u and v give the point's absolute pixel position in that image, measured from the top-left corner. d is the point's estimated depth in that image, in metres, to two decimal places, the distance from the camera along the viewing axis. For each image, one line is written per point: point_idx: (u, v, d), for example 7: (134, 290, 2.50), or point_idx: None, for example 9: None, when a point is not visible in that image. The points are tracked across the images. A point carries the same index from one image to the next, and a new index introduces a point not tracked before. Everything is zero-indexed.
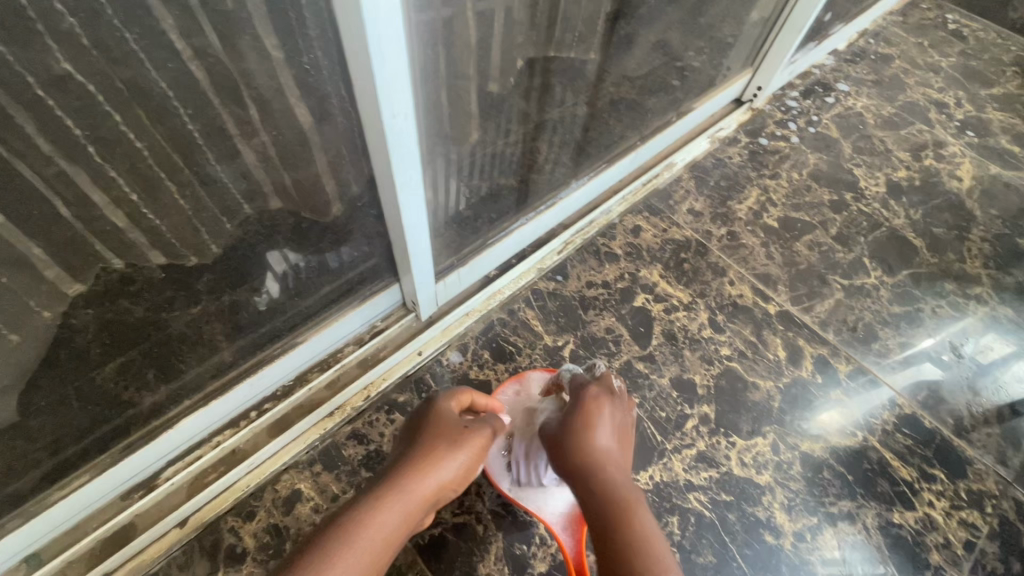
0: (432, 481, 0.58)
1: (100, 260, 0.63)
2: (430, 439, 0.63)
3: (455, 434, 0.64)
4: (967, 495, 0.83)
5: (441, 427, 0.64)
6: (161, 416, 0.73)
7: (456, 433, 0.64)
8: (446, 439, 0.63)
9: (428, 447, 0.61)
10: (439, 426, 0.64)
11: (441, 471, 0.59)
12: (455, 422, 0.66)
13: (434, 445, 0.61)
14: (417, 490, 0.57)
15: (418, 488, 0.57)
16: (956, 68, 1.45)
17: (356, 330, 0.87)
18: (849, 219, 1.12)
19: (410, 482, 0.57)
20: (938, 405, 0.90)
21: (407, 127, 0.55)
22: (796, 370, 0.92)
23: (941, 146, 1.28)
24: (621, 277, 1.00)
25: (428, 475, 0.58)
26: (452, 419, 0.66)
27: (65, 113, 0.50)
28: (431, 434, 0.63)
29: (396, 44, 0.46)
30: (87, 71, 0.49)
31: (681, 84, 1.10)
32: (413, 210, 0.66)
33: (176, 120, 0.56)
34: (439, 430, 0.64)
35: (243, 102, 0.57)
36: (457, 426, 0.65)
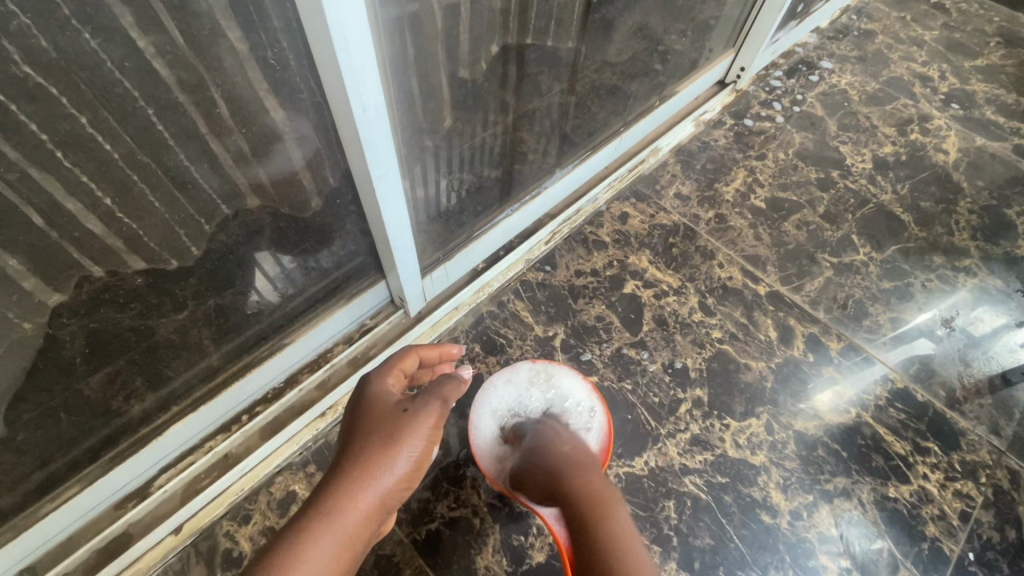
0: (373, 492, 0.52)
1: (77, 269, 0.61)
2: (369, 437, 0.55)
3: (395, 424, 0.56)
4: (961, 466, 0.83)
5: (380, 419, 0.57)
6: (150, 424, 0.73)
7: (395, 429, 0.55)
8: (388, 434, 0.55)
9: (369, 449, 0.54)
10: (379, 416, 0.57)
11: (383, 475, 0.53)
12: (393, 408, 0.58)
13: (368, 449, 0.54)
14: (356, 511, 0.50)
15: (348, 510, 0.50)
16: (939, 41, 1.45)
17: (345, 329, 0.86)
18: (836, 197, 1.12)
19: (342, 502, 0.50)
20: (930, 378, 0.91)
21: (380, 119, 0.54)
22: (788, 349, 0.92)
23: (926, 120, 1.27)
24: (610, 264, 1.00)
25: (362, 492, 0.51)
26: (390, 401, 0.59)
27: (29, 118, 0.49)
28: (371, 416, 0.57)
29: (362, 34, 0.45)
30: (51, 73, 0.47)
31: (662, 67, 1.09)
32: (393, 205, 0.65)
33: (143, 119, 0.54)
34: (380, 424, 0.56)
35: (210, 98, 0.56)
36: (396, 413, 0.57)
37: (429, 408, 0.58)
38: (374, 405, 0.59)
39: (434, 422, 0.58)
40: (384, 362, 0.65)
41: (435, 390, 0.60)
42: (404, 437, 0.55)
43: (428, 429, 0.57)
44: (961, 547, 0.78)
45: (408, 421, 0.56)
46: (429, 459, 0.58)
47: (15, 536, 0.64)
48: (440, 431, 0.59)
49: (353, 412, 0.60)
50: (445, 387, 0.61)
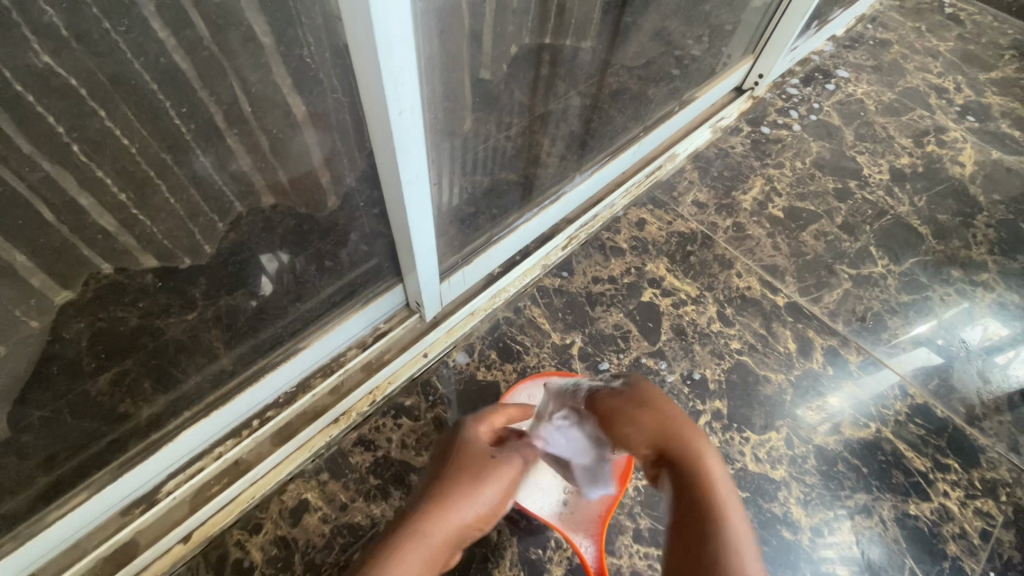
0: (465, 517, 0.51)
1: (87, 267, 0.63)
2: (460, 467, 0.57)
3: (483, 463, 0.58)
4: (981, 483, 0.83)
5: (471, 458, 0.59)
6: (161, 428, 0.69)
7: (484, 469, 0.57)
8: (479, 470, 0.57)
9: (462, 477, 0.55)
10: (469, 455, 0.59)
11: (474, 504, 0.53)
12: (484, 450, 0.61)
13: (458, 480, 0.54)
14: (446, 528, 0.48)
15: (444, 524, 0.48)
16: (953, 52, 1.44)
17: (359, 334, 0.82)
18: (853, 208, 1.11)
19: (441, 515, 0.49)
20: (949, 394, 0.90)
21: (414, 122, 0.52)
22: (806, 362, 0.91)
23: (942, 132, 1.27)
24: (628, 272, 0.98)
25: (459, 511, 0.50)
26: (480, 446, 0.62)
27: (45, 110, 0.51)
28: (461, 456, 0.59)
29: (404, 34, 0.44)
30: (69, 65, 0.50)
31: (681, 73, 1.07)
32: (419, 209, 0.64)
33: (167, 119, 0.56)
34: (468, 461, 0.58)
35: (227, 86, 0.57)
36: (487, 456, 0.60)
37: (512, 462, 0.61)
38: (460, 447, 0.61)
39: (512, 476, 0.60)
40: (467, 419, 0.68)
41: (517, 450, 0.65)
42: (497, 475, 0.58)
43: (508, 480, 0.59)
44: (982, 566, 0.77)
45: (494, 466, 0.59)
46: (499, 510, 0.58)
47: (18, 546, 0.61)
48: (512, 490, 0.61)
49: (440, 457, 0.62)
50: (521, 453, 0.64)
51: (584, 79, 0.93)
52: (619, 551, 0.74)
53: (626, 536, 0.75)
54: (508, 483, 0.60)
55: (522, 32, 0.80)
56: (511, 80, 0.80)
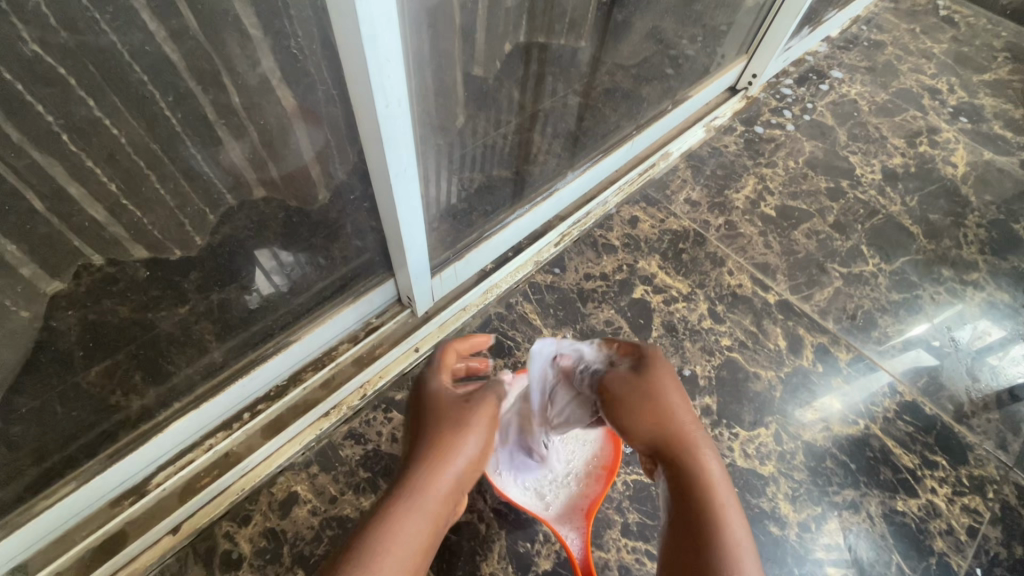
0: (445, 475, 0.52)
1: (78, 257, 0.64)
2: (435, 424, 0.56)
3: (457, 413, 0.58)
4: (969, 481, 0.83)
5: (442, 411, 0.58)
6: (151, 420, 0.69)
7: (460, 420, 0.57)
8: (455, 423, 0.56)
9: (438, 434, 0.55)
10: (439, 411, 0.58)
11: (455, 458, 0.53)
12: (455, 399, 0.60)
13: (436, 443, 0.54)
14: (432, 493, 0.50)
15: (427, 493, 0.50)
16: (948, 54, 1.45)
17: (351, 328, 0.83)
18: (845, 207, 1.11)
19: (422, 482, 0.50)
20: (938, 391, 0.90)
21: (403, 115, 0.53)
22: (796, 359, 0.92)
23: (935, 133, 1.27)
24: (620, 269, 0.99)
25: (439, 473, 0.51)
26: (449, 397, 0.60)
27: (34, 100, 0.51)
28: (435, 411, 0.58)
29: (391, 28, 0.44)
30: (58, 55, 0.50)
31: (674, 72, 1.08)
32: (408, 203, 0.64)
33: (154, 108, 0.56)
34: (442, 416, 0.57)
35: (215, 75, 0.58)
36: (458, 406, 0.59)
37: (485, 399, 0.60)
38: (428, 402, 0.60)
39: (491, 413, 0.59)
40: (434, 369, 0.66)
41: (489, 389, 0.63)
42: (469, 423, 0.57)
43: (487, 418, 0.58)
44: (969, 562, 0.77)
45: (468, 412, 0.58)
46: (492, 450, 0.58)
47: (9, 532, 0.61)
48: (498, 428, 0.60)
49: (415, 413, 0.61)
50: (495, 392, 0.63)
51: (577, 76, 0.94)
52: (607, 545, 0.75)
53: (614, 530, 0.76)
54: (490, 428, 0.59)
55: (516, 29, 0.80)
56: (504, 76, 0.81)
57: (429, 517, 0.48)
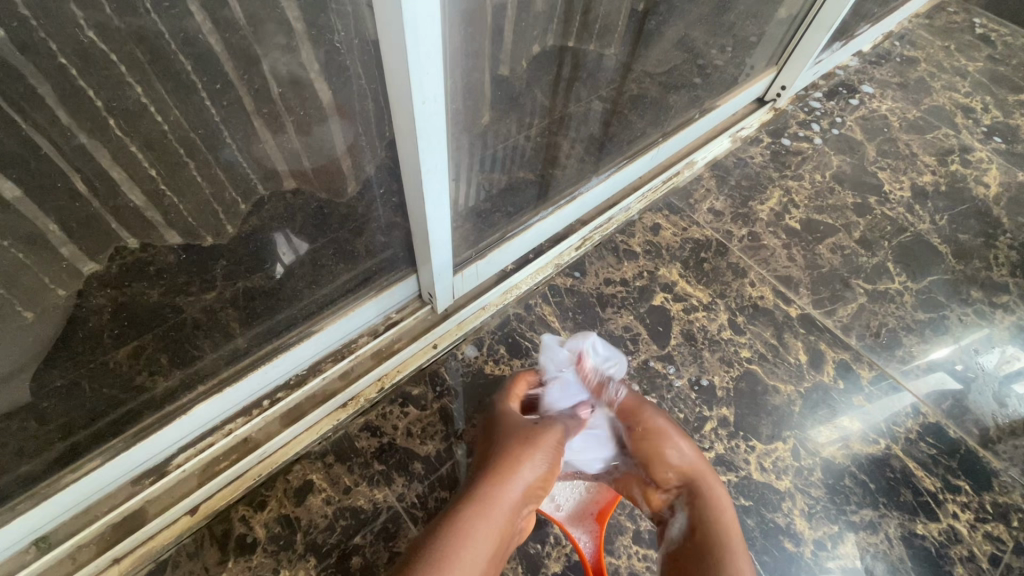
0: (514, 486, 0.62)
1: (114, 240, 0.65)
2: (507, 442, 0.67)
3: (530, 433, 0.68)
4: (993, 507, 0.81)
5: (518, 429, 0.69)
6: (175, 402, 0.71)
7: (531, 440, 0.67)
8: (527, 444, 0.66)
9: (510, 451, 0.66)
10: (515, 433, 0.68)
11: (524, 472, 0.63)
12: (524, 423, 0.70)
13: (506, 459, 0.65)
14: (505, 498, 0.61)
15: (501, 497, 0.61)
16: (983, 72, 1.42)
17: (372, 321, 0.84)
18: (873, 223, 1.10)
19: (498, 489, 0.61)
20: (963, 414, 0.88)
21: (437, 111, 0.54)
22: (817, 374, 0.91)
23: (967, 152, 1.25)
24: (640, 275, 0.99)
25: (511, 480, 0.62)
26: (520, 423, 0.70)
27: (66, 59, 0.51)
28: (505, 435, 0.69)
29: (432, 25, 0.45)
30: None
31: (702, 82, 1.08)
32: (436, 200, 0.65)
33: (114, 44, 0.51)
34: (515, 435, 0.68)
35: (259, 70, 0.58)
36: (528, 427, 0.70)
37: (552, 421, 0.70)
38: (505, 425, 0.71)
39: (559, 437, 0.69)
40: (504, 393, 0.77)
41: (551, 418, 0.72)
42: (539, 443, 0.67)
43: (556, 440, 0.69)
44: None
45: (538, 435, 0.68)
46: (558, 469, 0.68)
47: (36, 504, 0.63)
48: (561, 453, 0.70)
49: (491, 435, 0.71)
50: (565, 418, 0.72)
51: (605, 82, 0.94)
52: (618, 551, 0.74)
53: (626, 536, 0.75)
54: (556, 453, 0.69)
55: (544, 34, 0.81)
56: (532, 78, 0.81)
57: (505, 517, 0.60)
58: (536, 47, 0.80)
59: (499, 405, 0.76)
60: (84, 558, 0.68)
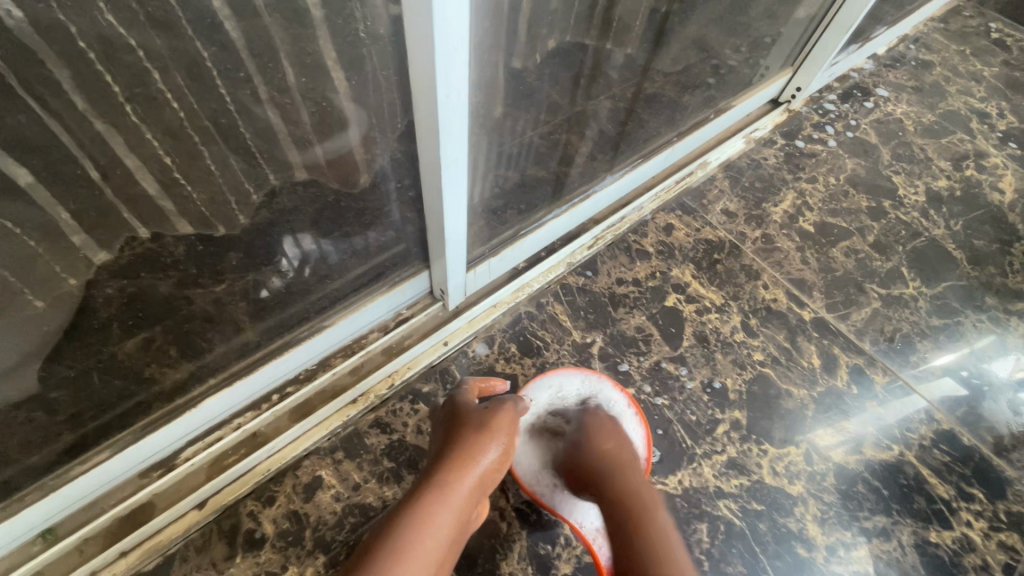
0: (471, 475, 0.61)
1: (125, 229, 0.65)
2: (463, 430, 0.66)
3: (485, 421, 0.67)
4: (1007, 516, 0.80)
5: (472, 417, 0.68)
6: (184, 395, 0.70)
7: (486, 427, 0.67)
8: (482, 431, 0.66)
9: (466, 440, 0.65)
10: (470, 420, 0.68)
11: (481, 460, 0.63)
12: (478, 410, 0.70)
13: (463, 447, 0.64)
14: (462, 488, 0.60)
15: (459, 488, 0.60)
16: (998, 77, 1.41)
17: (382, 317, 0.83)
18: (887, 227, 1.09)
19: (456, 478, 0.60)
20: (977, 422, 0.88)
21: (459, 105, 0.53)
22: (830, 379, 0.90)
23: (982, 157, 1.24)
24: (652, 275, 0.98)
25: (469, 469, 0.62)
26: (475, 410, 0.70)
27: None
28: (459, 423, 0.68)
29: (460, 17, 0.44)
30: None
31: (716, 82, 1.07)
32: (454, 195, 0.64)
33: None
34: (470, 423, 0.67)
35: None
36: (481, 413, 0.69)
37: (506, 408, 0.70)
38: (461, 409, 0.71)
39: (513, 423, 0.69)
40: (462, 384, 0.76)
41: (507, 400, 0.72)
42: (493, 429, 0.66)
43: (510, 426, 0.69)
44: None
45: (493, 422, 0.68)
46: (510, 456, 0.68)
47: (43, 496, 0.62)
48: (516, 437, 0.69)
49: (445, 423, 0.70)
50: (516, 402, 0.72)
51: (620, 80, 0.93)
52: None
53: None
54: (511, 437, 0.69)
55: (563, 29, 0.79)
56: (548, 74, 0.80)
57: (461, 505, 0.59)
58: (554, 42, 0.78)
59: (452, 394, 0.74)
60: (91, 551, 0.67)
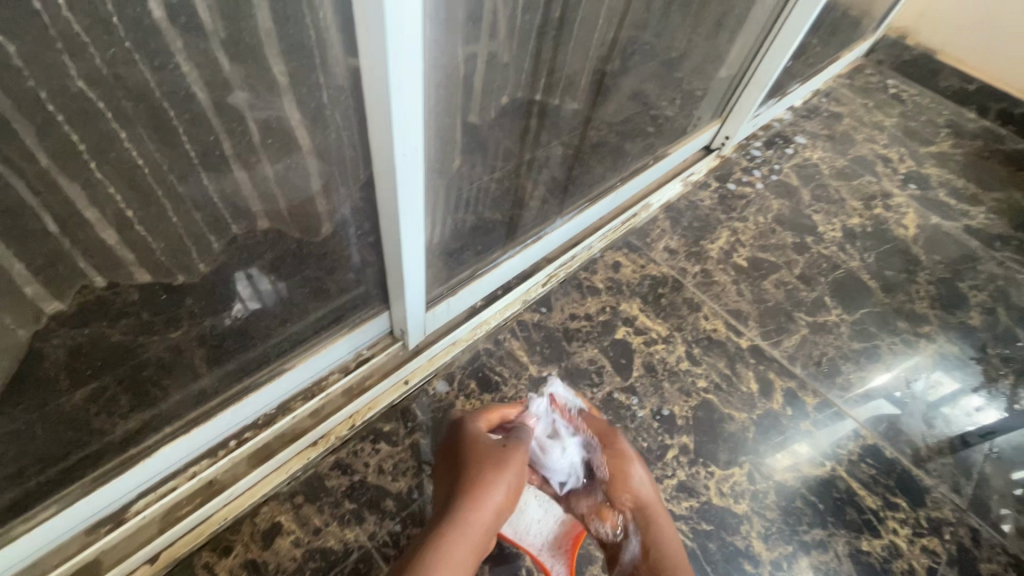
0: (483, 510, 0.68)
1: (82, 278, 0.59)
2: (474, 465, 0.73)
3: (494, 460, 0.73)
4: (927, 522, 0.88)
5: (485, 453, 0.74)
6: (138, 443, 0.70)
7: (496, 462, 0.73)
8: (491, 466, 0.72)
9: (476, 477, 0.71)
10: (478, 454, 0.74)
11: (492, 495, 0.70)
12: (491, 443, 0.75)
13: (476, 482, 0.70)
14: (475, 523, 0.68)
15: (472, 523, 0.67)
16: (897, 127, 1.60)
17: (343, 358, 0.85)
18: (810, 261, 1.20)
19: (467, 517, 0.67)
20: (898, 436, 0.96)
21: (414, 160, 0.59)
22: (768, 402, 0.97)
23: (887, 197, 1.39)
24: (603, 310, 1.04)
25: (478, 506, 0.69)
26: (485, 442, 0.75)
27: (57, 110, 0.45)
28: (471, 456, 0.74)
29: (413, 85, 0.52)
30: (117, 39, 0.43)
31: (655, 131, 1.17)
32: (412, 241, 0.69)
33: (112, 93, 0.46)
34: (483, 458, 0.73)
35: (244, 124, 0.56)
36: (493, 448, 0.75)
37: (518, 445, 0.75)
38: (473, 440, 0.76)
39: (520, 457, 0.75)
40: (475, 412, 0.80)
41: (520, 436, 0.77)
42: (504, 465, 0.73)
43: (518, 463, 0.74)
44: None
45: (503, 458, 0.74)
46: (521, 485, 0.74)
47: None
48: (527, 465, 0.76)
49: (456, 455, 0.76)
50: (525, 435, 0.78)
51: None
52: None
53: (595, 565, 0.79)
54: (522, 466, 0.75)
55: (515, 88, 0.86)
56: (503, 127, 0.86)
57: (475, 539, 0.67)
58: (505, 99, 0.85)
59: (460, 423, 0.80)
60: None
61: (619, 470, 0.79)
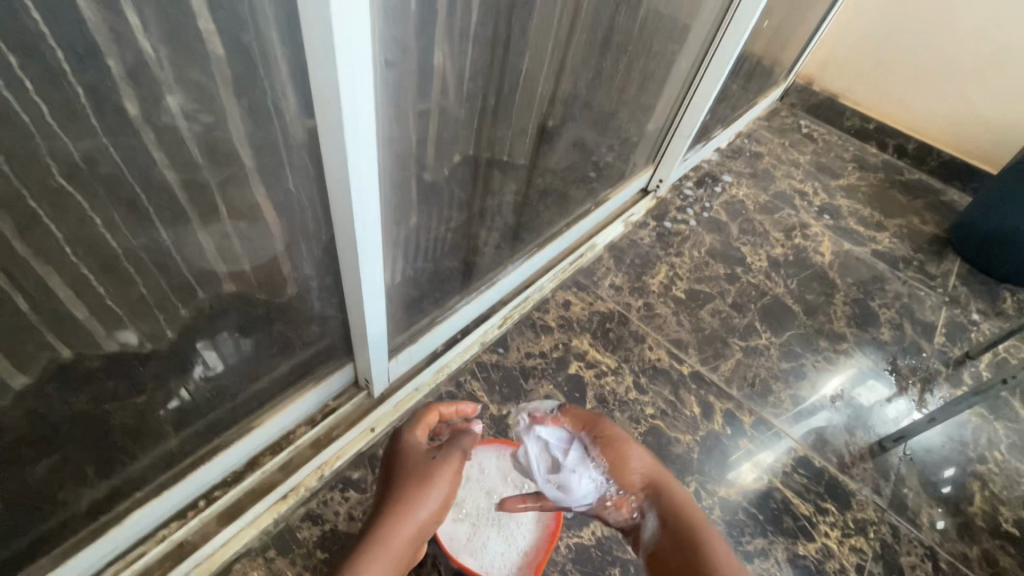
0: (411, 524, 0.67)
1: (48, 352, 0.54)
2: (405, 478, 0.71)
3: (426, 472, 0.71)
4: (854, 523, 0.98)
5: (413, 466, 0.72)
6: (110, 512, 0.72)
7: (428, 475, 0.70)
8: (423, 479, 0.70)
9: (404, 490, 0.69)
10: (411, 465, 0.72)
11: (422, 508, 0.68)
12: (423, 455, 0.74)
13: (405, 495, 0.68)
14: (400, 537, 0.66)
15: (399, 536, 0.66)
16: (811, 163, 1.79)
17: (309, 411, 0.90)
18: (741, 289, 1.33)
19: (393, 531, 0.66)
20: (825, 446, 1.07)
21: (372, 232, 0.68)
22: (710, 423, 1.06)
23: (805, 227, 1.56)
24: (556, 347, 1.12)
25: (407, 519, 0.67)
26: (418, 454, 0.74)
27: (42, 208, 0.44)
28: (403, 470, 0.72)
29: (369, 174, 0.61)
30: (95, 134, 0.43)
31: (597, 176, 1.26)
32: (373, 299, 0.77)
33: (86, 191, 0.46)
34: (413, 472, 0.71)
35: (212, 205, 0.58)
36: (425, 461, 0.73)
37: (452, 456, 0.73)
38: (405, 454, 0.74)
39: (453, 468, 0.73)
40: (414, 423, 0.80)
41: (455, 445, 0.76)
42: (435, 477, 0.70)
43: (451, 475, 0.72)
44: None
45: (434, 470, 0.71)
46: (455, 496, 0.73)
47: None
48: (462, 473, 0.74)
49: (388, 468, 0.75)
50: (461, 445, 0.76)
51: None
52: None
53: None
54: (456, 477, 0.73)
55: None
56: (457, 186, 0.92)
57: (399, 552, 0.65)
58: None
59: (399, 435, 0.78)
60: None
61: (617, 452, 0.76)
